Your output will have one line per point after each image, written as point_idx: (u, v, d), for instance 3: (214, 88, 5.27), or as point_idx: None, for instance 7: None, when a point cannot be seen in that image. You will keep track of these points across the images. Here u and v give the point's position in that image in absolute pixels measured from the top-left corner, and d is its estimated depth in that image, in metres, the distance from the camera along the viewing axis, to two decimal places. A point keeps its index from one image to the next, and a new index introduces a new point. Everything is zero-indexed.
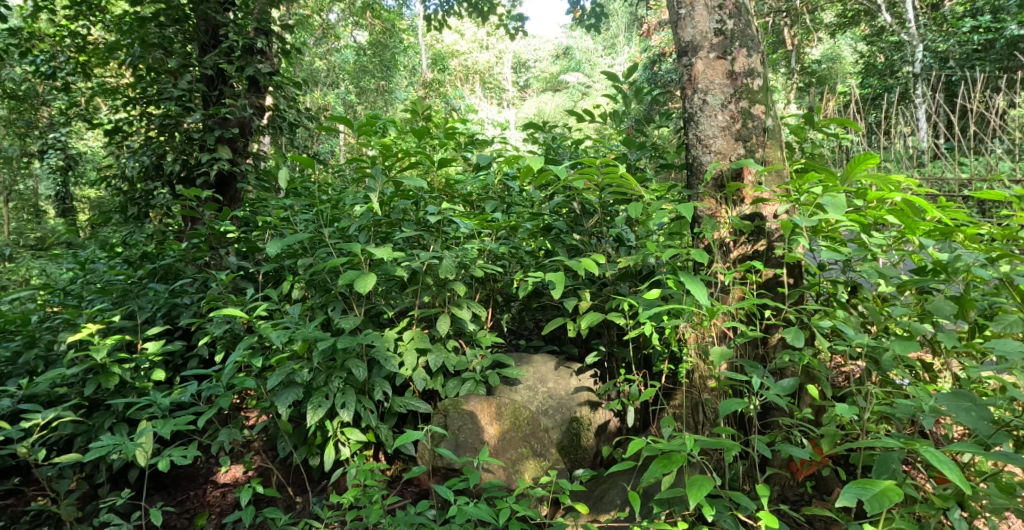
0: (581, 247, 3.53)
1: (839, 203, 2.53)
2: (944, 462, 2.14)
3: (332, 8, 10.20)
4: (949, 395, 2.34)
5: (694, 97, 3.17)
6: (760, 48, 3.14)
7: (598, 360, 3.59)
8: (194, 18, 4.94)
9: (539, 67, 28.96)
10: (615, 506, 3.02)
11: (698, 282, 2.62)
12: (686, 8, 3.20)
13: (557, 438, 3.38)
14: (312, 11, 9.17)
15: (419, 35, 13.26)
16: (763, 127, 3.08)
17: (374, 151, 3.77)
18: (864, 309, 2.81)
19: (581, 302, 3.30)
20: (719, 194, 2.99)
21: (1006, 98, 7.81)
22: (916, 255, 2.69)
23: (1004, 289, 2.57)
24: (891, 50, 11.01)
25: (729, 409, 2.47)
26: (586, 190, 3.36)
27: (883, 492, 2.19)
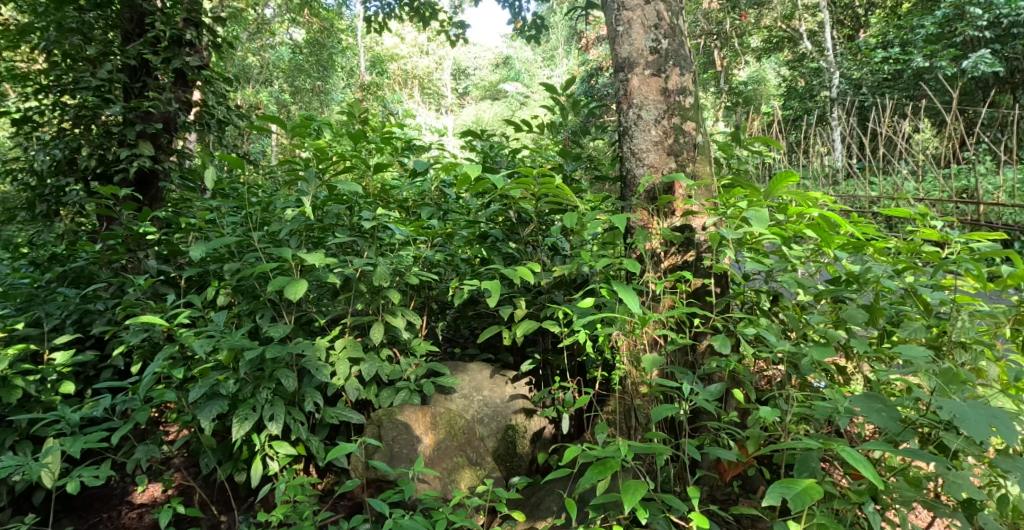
0: (517, 255, 3.61)
1: (762, 218, 2.69)
2: (860, 461, 2.28)
3: (268, 4, 10.11)
4: (862, 397, 2.48)
5: (630, 111, 3.29)
6: (691, 68, 3.30)
7: (532, 368, 3.70)
8: (118, 5, 4.84)
9: (480, 76, 29.34)
10: (552, 513, 3.13)
11: (630, 290, 2.75)
12: (623, 26, 3.32)
13: (492, 446, 3.49)
14: (247, 6, 9.04)
15: (357, 37, 13.31)
16: (693, 143, 3.23)
17: (306, 152, 3.78)
18: (785, 317, 2.97)
19: (517, 309, 3.42)
20: (651, 206, 3.13)
21: (913, 123, 8.35)
22: (831, 267, 2.88)
23: (910, 298, 2.79)
24: (810, 74, 11.64)
25: (659, 415, 2.59)
26: (522, 199, 3.45)
27: (805, 491, 2.32)
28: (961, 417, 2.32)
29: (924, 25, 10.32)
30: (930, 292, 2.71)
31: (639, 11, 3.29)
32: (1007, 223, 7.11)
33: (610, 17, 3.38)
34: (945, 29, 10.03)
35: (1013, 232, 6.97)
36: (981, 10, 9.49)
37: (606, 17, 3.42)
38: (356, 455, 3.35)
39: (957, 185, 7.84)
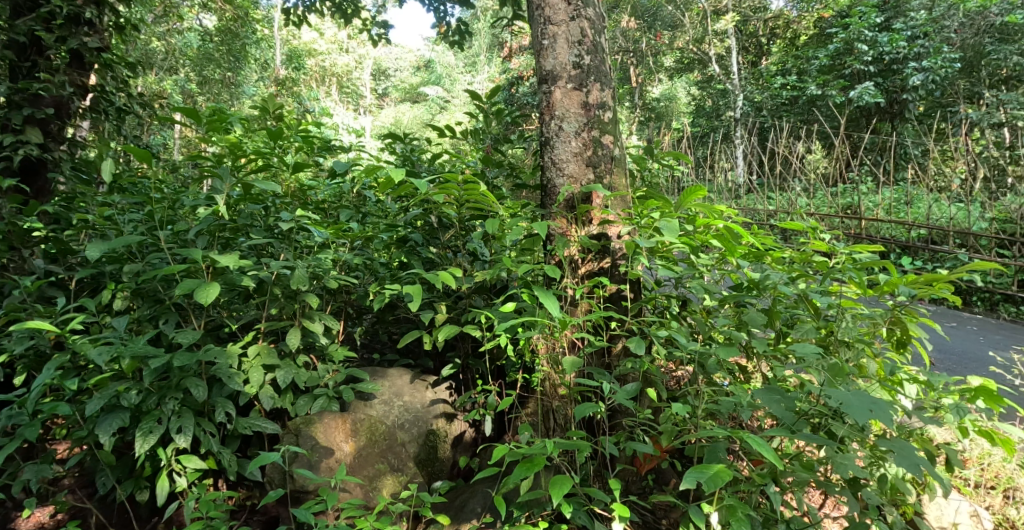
0: (438, 260, 3.72)
1: (673, 228, 2.88)
2: (762, 445, 2.48)
3: None
4: (763, 389, 2.70)
5: (551, 122, 3.45)
6: (610, 84, 3.49)
7: (453, 373, 3.80)
8: None
9: (399, 78, 29.56)
10: (475, 515, 3.21)
11: (550, 296, 2.91)
12: (548, 39, 3.47)
13: (413, 451, 3.55)
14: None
15: (272, 29, 13.05)
16: (610, 156, 3.43)
17: (220, 150, 3.73)
18: (692, 320, 3.18)
19: (438, 314, 3.49)
20: (570, 214, 3.30)
21: (807, 144, 9.02)
22: (734, 274, 3.11)
23: (801, 303, 3.05)
24: (717, 95, 12.70)
25: (584, 412, 2.76)
26: (445, 204, 3.55)
27: (716, 474, 2.51)
28: (845, 403, 2.53)
29: (818, 57, 11.28)
30: (819, 297, 2.98)
31: (563, 28, 3.46)
32: (883, 237, 7.91)
33: (536, 31, 3.53)
34: (836, 62, 11.05)
35: (890, 246, 7.83)
36: (866, 47, 10.43)
37: (531, 31, 3.56)
38: (274, 464, 3.31)
39: (844, 202, 8.64)
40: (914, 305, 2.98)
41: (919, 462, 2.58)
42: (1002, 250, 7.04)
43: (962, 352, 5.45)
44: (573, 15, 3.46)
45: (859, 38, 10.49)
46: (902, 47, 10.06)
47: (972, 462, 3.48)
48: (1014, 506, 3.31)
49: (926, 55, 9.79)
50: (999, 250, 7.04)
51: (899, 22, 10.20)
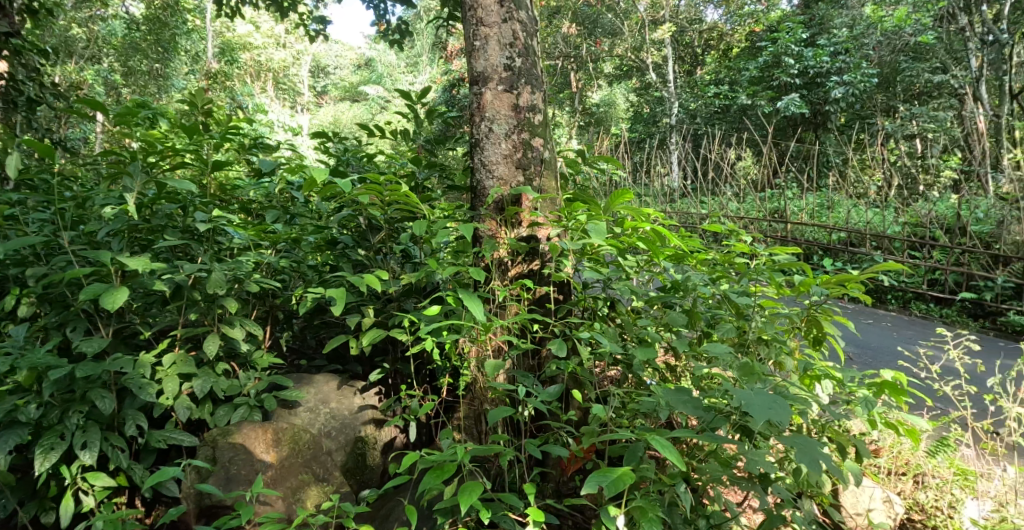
0: (366, 262, 3.67)
1: (601, 231, 2.92)
2: (665, 446, 2.53)
3: None
4: (671, 391, 2.73)
5: (482, 124, 3.46)
6: (541, 87, 3.52)
7: (382, 378, 3.78)
8: None
9: (337, 77, 29.92)
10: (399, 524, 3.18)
11: (475, 299, 2.90)
12: (480, 41, 3.48)
13: (340, 460, 3.52)
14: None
15: (203, 22, 13.00)
16: (540, 158, 3.45)
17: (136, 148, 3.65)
18: (620, 321, 3.26)
19: (364, 318, 3.45)
20: (499, 217, 3.32)
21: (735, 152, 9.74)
22: (661, 276, 3.20)
23: (723, 303, 3.13)
24: (654, 103, 14.46)
25: (495, 417, 2.76)
26: (371, 205, 3.53)
27: (619, 478, 2.53)
28: (748, 403, 2.59)
29: (749, 69, 13.01)
30: (739, 297, 3.07)
31: (496, 29, 3.47)
32: (807, 240, 8.94)
33: (468, 32, 3.54)
34: (765, 74, 12.76)
35: (812, 248, 8.80)
36: (793, 60, 12.13)
37: (463, 32, 3.57)
38: (188, 480, 3.25)
39: (769, 206, 9.68)
40: (829, 304, 3.11)
41: (820, 458, 2.62)
42: (913, 253, 7.98)
43: (876, 347, 6.00)
44: (506, 16, 3.48)
45: (787, 52, 12.18)
46: (825, 61, 11.77)
47: (885, 451, 3.58)
48: (924, 490, 3.47)
49: (847, 69, 11.51)
50: (909, 252, 8.00)
51: (824, 38, 11.96)
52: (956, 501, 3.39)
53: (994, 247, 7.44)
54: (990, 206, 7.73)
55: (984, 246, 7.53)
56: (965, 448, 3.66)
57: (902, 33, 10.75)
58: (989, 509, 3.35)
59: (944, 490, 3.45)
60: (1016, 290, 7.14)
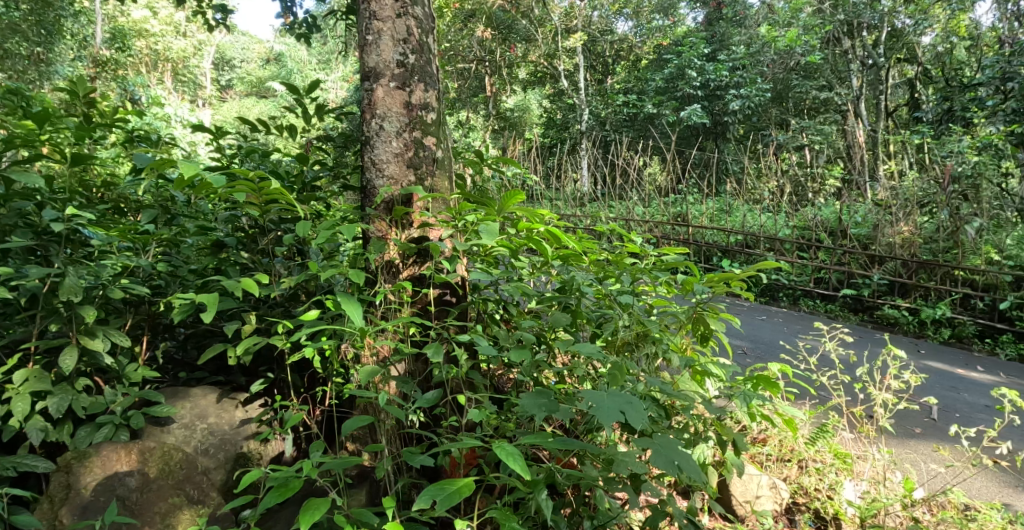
0: (251, 265, 4.12)
1: (492, 232, 3.71)
2: (511, 458, 3.09)
3: None
4: (529, 395, 3.43)
5: (374, 121, 4.25)
6: (433, 84, 4.34)
7: (268, 390, 4.16)
8: None
9: (244, 69, 30.41)
10: None
11: (354, 303, 3.60)
12: (373, 36, 4.27)
13: (219, 479, 3.79)
14: None
15: (94, 7, 13.06)
16: (433, 157, 4.29)
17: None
18: (510, 319, 4.35)
19: (244, 326, 3.95)
20: (389, 219, 4.18)
21: (636, 160, 10.97)
22: (555, 276, 4.11)
23: (613, 305, 4.06)
24: (565, 111, 16.04)
25: (352, 428, 3.31)
26: (248, 205, 3.96)
27: (457, 490, 2.98)
28: (597, 406, 3.21)
29: (654, 81, 14.66)
30: (621, 297, 4.04)
31: (389, 24, 4.26)
32: (707, 241, 10.06)
33: (362, 27, 4.31)
34: (669, 86, 14.42)
35: (715, 250, 9.89)
36: (695, 74, 13.79)
37: (359, 29, 4.35)
38: (43, 505, 3.50)
39: (674, 211, 10.56)
40: (715, 304, 3.93)
41: (678, 459, 3.17)
42: (801, 254, 9.17)
43: (763, 340, 6.94)
44: (399, 12, 4.27)
45: (690, 65, 13.81)
46: (724, 76, 13.56)
47: (772, 439, 4.07)
48: (807, 474, 3.84)
49: (743, 85, 13.42)
50: (798, 253, 9.23)
51: (725, 55, 13.87)
52: (835, 483, 3.74)
53: (870, 248, 8.56)
54: (867, 211, 8.83)
55: (862, 247, 8.66)
56: (844, 432, 4.02)
57: (793, 54, 12.42)
58: (864, 489, 3.70)
59: (824, 474, 3.82)
60: (889, 286, 8.29)
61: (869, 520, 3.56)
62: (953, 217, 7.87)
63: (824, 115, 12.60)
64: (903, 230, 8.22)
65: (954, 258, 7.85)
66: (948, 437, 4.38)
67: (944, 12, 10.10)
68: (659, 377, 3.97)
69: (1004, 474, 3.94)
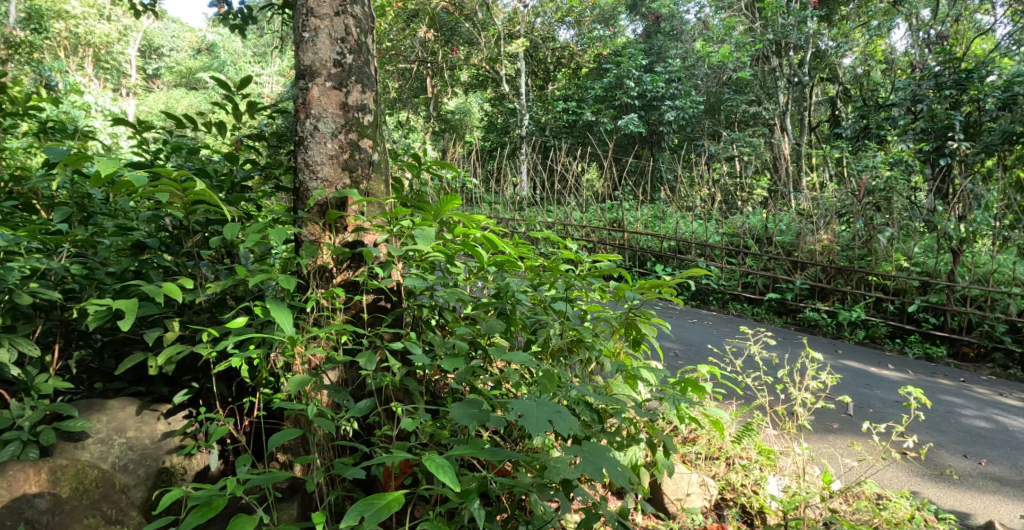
0: (174, 268, 4.05)
1: (427, 236, 3.86)
2: (443, 471, 3.13)
3: None
4: (462, 405, 3.49)
5: (308, 121, 4.14)
6: (370, 85, 4.24)
7: (193, 399, 4.05)
8: None
9: (172, 58, 29.91)
10: None
11: (284, 312, 3.70)
12: (310, 34, 4.14)
13: (139, 497, 3.73)
14: None
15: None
16: (368, 161, 4.21)
17: None
18: (442, 324, 4.28)
19: (167, 333, 3.89)
20: (322, 223, 4.15)
21: (572, 164, 11.54)
22: (488, 282, 4.20)
23: (548, 311, 4.16)
24: (507, 115, 16.55)
25: (278, 441, 3.36)
26: (172, 207, 3.95)
27: (387, 504, 3.00)
28: (526, 416, 3.27)
29: (595, 89, 15.65)
30: (556, 304, 4.14)
31: (327, 22, 4.14)
32: (642, 247, 10.67)
33: (298, 24, 4.17)
34: (608, 95, 15.46)
35: (648, 254, 10.53)
36: (633, 84, 14.89)
37: (295, 24, 4.20)
38: None
39: (608, 217, 11.44)
40: (646, 309, 4.06)
41: (605, 465, 3.30)
42: (730, 259, 9.70)
43: (693, 343, 7.22)
44: (338, 10, 4.15)
45: (628, 75, 14.89)
46: (660, 87, 14.75)
47: (701, 439, 4.30)
48: (734, 471, 4.10)
49: (679, 97, 14.67)
50: (727, 259, 9.80)
51: (663, 67, 15.06)
52: (760, 479, 4.01)
53: (793, 254, 9.11)
54: (791, 219, 9.39)
55: (786, 253, 9.20)
56: (769, 429, 4.22)
57: (726, 70, 13.81)
58: (786, 483, 3.92)
59: (749, 470, 4.08)
60: (810, 290, 8.85)
61: (790, 514, 3.75)
62: (868, 225, 8.43)
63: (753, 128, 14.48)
64: (823, 238, 8.82)
65: (867, 264, 8.42)
66: (861, 433, 4.69)
67: (863, 37, 10.80)
68: (592, 380, 4.11)
69: (913, 466, 4.26)
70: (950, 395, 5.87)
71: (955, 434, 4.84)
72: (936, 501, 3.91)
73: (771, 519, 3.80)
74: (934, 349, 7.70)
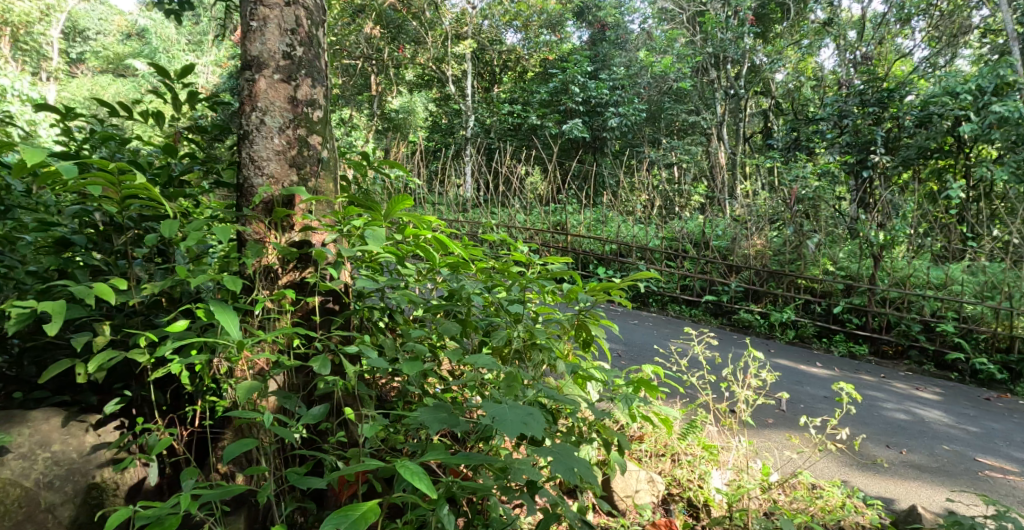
0: (105, 267, 3.88)
1: (378, 237, 3.80)
2: (418, 477, 3.19)
3: None
4: (429, 410, 3.57)
5: (254, 114, 4.08)
6: (320, 79, 4.22)
7: (126, 409, 3.93)
8: None
9: (95, 42, 28.32)
10: None
11: (230, 315, 3.56)
12: (258, 23, 4.09)
13: (68, 515, 3.67)
14: None
15: None
16: (317, 158, 4.18)
17: None
18: (393, 326, 4.30)
19: (97, 338, 3.69)
20: (267, 222, 4.05)
21: (520, 169, 11.90)
22: (440, 284, 4.25)
23: (500, 312, 4.22)
24: (452, 116, 17.49)
25: (234, 453, 3.39)
26: (105, 201, 3.72)
27: (363, 514, 3.03)
28: (500, 420, 3.38)
29: (541, 94, 16.42)
30: (509, 305, 4.21)
31: (276, 12, 4.10)
32: (584, 250, 11.02)
33: (246, 13, 4.12)
34: (553, 100, 16.22)
35: (591, 257, 10.89)
36: (578, 90, 15.63)
37: (242, 14, 4.14)
38: None
39: (553, 219, 11.48)
40: (596, 311, 4.19)
41: (575, 464, 3.42)
42: (669, 262, 10.09)
43: (638, 344, 7.58)
44: (288, 1, 4.12)
45: (574, 81, 15.59)
46: (604, 94, 15.54)
47: (647, 438, 4.49)
48: (679, 467, 4.29)
49: (622, 104, 15.40)
50: (667, 263, 10.12)
51: (605, 73, 15.80)
52: (705, 473, 4.20)
53: (729, 258, 9.58)
54: (727, 225, 9.81)
55: (722, 258, 9.66)
56: (711, 426, 4.49)
57: (668, 80, 14.81)
58: (729, 477, 4.17)
59: (695, 465, 4.27)
60: (745, 293, 9.34)
61: (735, 505, 3.97)
62: (798, 232, 9.02)
63: (690, 136, 15.46)
64: (756, 243, 9.33)
65: (797, 268, 9.00)
66: (797, 426, 5.09)
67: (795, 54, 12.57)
68: (544, 381, 4.17)
69: (844, 456, 4.65)
70: (873, 389, 6.43)
71: (879, 426, 5.33)
72: (864, 488, 4.29)
73: (716, 512, 4.05)
74: (857, 348, 8.25)
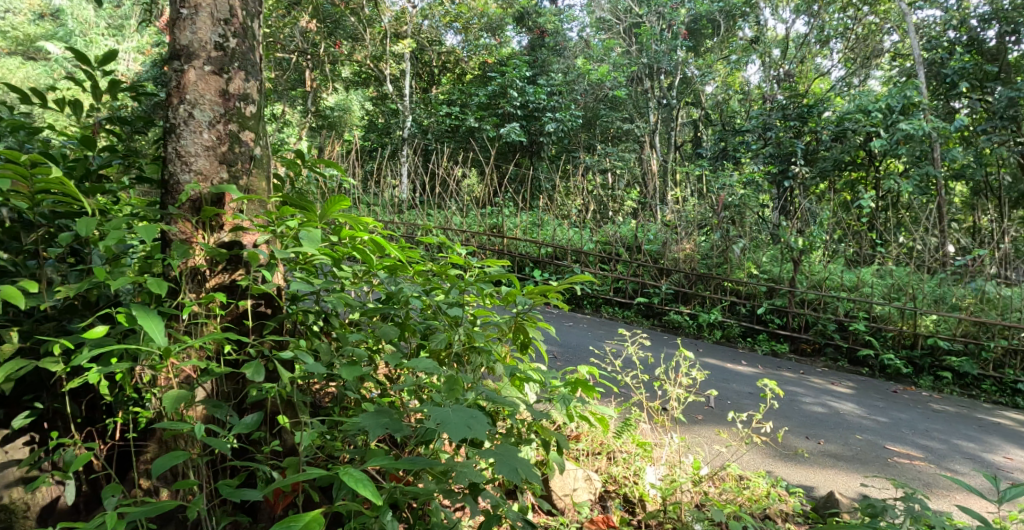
0: (12, 267, 3.57)
1: (313, 239, 3.64)
2: (362, 483, 3.02)
3: None
4: (371, 415, 3.45)
5: (182, 107, 3.87)
6: (254, 74, 4.03)
7: (36, 424, 3.64)
8: None
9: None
10: None
11: (154, 320, 3.30)
12: (189, 10, 3.87)
13: None
14: None
15: None
16: (249, 156, 3.99)
17: None
18: (330, 330, 4.17)
19: (5, 345, 3.39)
20: (195, 221, 3.83)
21: (461, 170, 12.03)
22: (379, 288, 4.18)
23: (439, 314, 4.19)
24: (390, 115, 17.50)
25: (163, 466, 3.12)
26: (13, 196, 3.41)
27: (307, 524, 2.86)
28: (445, 422, 3.30)
29: (479, 96, 16.43)
30: (449, 309, 4.18)
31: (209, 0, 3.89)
32: (520, 252, 11.19)
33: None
34: (492, 102, 16.27)
35: (526, 259, 11.09)
36: (516, 95, 15.71)
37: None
38: None
39: (489, 222, 11.60)
40: (533, 314, 4.21)
41: (519, 464, 3.37)
42: (602, 265, 10.41)
43: (575, 346, 7.88)
44: None
45: (512, 85, 15.68)
46: (542, 98, 15.60)
47: (583, 437, 4.60)
48: (615, 464, 4.43)
49: (559, 109, 15.57)
50: (600, 266, 10.43)
51: (543, 79, 15.96)
52: (639, 470, 4.35)
53: (659, 261, 9.99)
54: (658, 230, 10.16)
55: (653, 261, 10.05)
56: (644, 424, 4.66)
57: (603, 87, 15.57)
58: (662, 472, 4.34)
59: (629, 463, 4.42)
60: (674, 295, 9.78)
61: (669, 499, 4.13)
62: (725, 237, 9.53)
63: (625, 143, 15.94)
64: (686, 247, 9.75)
65: (724, 272, 9.52)
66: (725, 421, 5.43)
67: (725, 69, 14.08)
68: (482, 385, 4.14)
69: (768, 448, 5.01)
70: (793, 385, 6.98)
71: (799, 419, 5.81)
72: (787, 477, 4.63)
73: (650, 506, 4.19)
74: (779, 346, 8.87)
